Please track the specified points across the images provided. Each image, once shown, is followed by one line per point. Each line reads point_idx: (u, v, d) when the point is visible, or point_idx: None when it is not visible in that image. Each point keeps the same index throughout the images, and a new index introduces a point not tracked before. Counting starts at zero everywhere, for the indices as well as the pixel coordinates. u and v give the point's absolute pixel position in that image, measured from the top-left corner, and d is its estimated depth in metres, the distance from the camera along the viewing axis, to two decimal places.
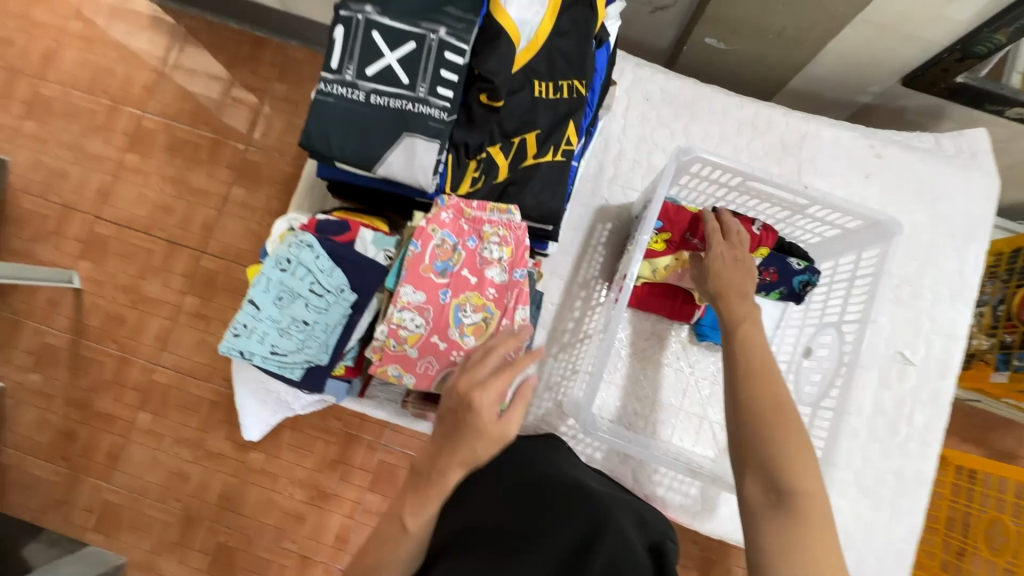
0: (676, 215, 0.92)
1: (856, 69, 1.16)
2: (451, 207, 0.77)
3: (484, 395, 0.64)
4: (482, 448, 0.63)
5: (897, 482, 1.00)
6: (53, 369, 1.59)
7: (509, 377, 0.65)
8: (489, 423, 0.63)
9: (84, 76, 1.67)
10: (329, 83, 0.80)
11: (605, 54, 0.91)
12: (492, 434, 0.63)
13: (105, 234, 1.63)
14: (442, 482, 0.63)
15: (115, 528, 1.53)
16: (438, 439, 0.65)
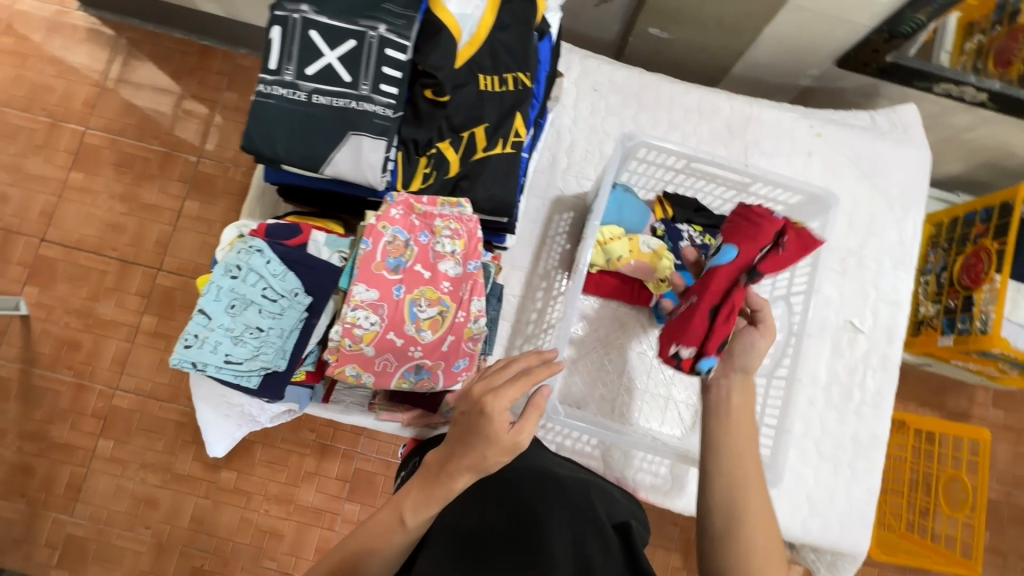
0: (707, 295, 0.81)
1: (794, 53, 1.21)
2: (400, 203, 0.77)
3: (498, 401, 0.63)
4: (494, 455, 0.63)
5: (854, 446, 1.04)
6: (3, 401, 1.51)
7: (524, 390, 0.65)
8: (502, 432, 0.62)
9: (19, 94, 1.60)
10: (268, 84, 0.78)
11: (547, 46, 0.92)
12: (504, 442, 0.62)
13: (51, 257, 1.56)
14: (449, 484, 0.64)
15: (81, 563, 1.46)
16: (454, 438, 0.66)
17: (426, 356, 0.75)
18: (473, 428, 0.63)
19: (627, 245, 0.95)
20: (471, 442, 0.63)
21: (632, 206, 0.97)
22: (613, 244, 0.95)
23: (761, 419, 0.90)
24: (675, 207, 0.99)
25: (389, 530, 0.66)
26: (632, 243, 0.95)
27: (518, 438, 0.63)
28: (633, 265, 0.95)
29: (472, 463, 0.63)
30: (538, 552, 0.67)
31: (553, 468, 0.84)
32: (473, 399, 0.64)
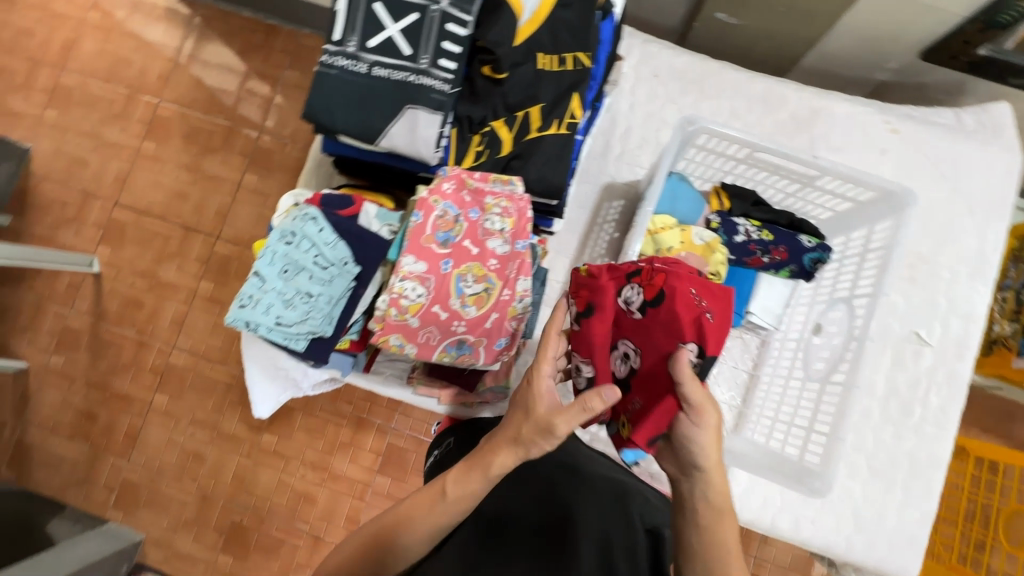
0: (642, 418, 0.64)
1: (874, 44, 1.12)
2: (453, 178, 0.77)
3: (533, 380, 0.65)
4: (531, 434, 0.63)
5: (910, 464, 0.98)
6: (74, 351, 1.63)
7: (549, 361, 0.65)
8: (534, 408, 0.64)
9: (102, 65, 1.70)
10: (332, 55, 0.79)
11: (610, 26, 0.90)
12: (536, 418, 0.62)
13: (122, 220, 1.66)
14: (489, 460, 0.65)
15: (134, 506, 1.57)
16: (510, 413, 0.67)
17: (470, 332, 0.76)
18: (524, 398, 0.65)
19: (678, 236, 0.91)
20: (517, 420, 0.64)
21: (686, 196, 0.94)
22: (664, 233, 0.91)
23: (813, 424, 0.86)
24: (733, 200, 0.95)
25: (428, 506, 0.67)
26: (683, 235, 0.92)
27: (552, 420, 0.61)
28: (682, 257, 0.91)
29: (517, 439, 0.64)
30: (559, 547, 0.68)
31: (584, 463, 0.80)
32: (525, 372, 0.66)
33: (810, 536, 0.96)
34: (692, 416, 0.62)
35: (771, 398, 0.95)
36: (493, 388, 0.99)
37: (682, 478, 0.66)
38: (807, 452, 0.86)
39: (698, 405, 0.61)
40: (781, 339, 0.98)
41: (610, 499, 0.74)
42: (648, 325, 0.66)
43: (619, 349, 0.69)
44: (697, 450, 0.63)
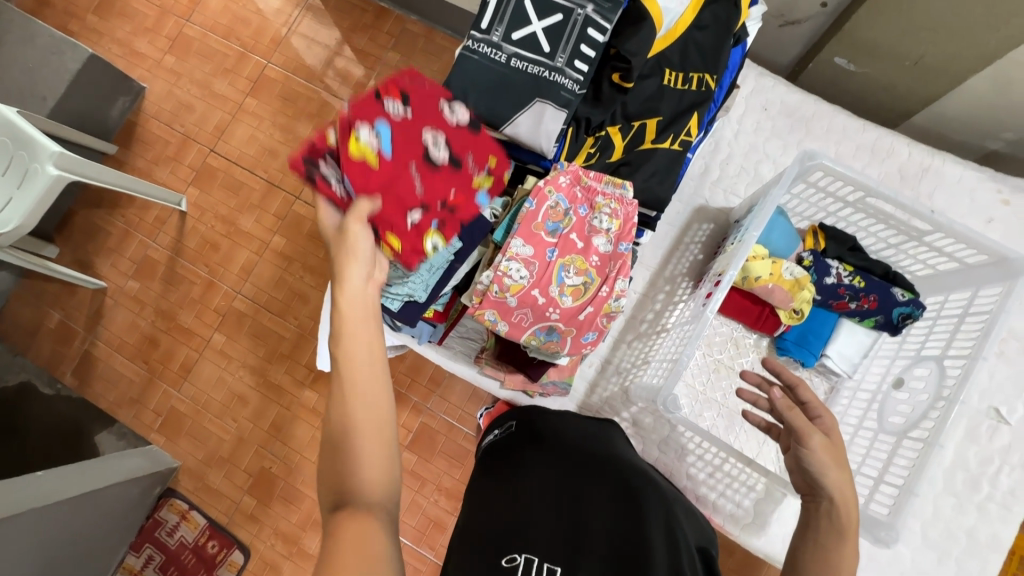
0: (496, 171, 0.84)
1: (990, 111, 1.10)
2: (569, 173, 0.81)
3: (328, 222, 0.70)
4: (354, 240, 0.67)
5: (968, 541, 0.95)
6: (149, 280, 1.75)
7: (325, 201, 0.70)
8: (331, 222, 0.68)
9: (223, 22, 1.83)
10: (476, 42, 0.85)
11: (739, 53, 0.92)
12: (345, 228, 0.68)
13: (215, 166, 1.77)
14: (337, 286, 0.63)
15: (176, 434, 1.66)
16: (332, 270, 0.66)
17: (561, 321, 0.78)
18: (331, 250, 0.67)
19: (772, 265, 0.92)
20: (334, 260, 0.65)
21: (783, 230, 0.94)
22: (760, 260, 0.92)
23: (881, 477, 0.85)
24: (829, 241, 0.95)
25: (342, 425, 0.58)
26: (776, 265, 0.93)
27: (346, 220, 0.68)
28: (770, 288, 0.92)
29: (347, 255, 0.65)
30: (631, 553, 0.67)
31: (647, 470, 0.84)
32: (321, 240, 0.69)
33: None
34: (798, 442, 0.67)
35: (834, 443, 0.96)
36: (556, 381, 1.00)
37: (809, 496, 0.67)
38: (872, 502, 0.84)
39: (805, 422, 0.67)
40: (852, 388, 0.98)
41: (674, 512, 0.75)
42: (422, 103, 0.79)
43: (434, 137, 0.80)
44: (815, 464, 0.65)
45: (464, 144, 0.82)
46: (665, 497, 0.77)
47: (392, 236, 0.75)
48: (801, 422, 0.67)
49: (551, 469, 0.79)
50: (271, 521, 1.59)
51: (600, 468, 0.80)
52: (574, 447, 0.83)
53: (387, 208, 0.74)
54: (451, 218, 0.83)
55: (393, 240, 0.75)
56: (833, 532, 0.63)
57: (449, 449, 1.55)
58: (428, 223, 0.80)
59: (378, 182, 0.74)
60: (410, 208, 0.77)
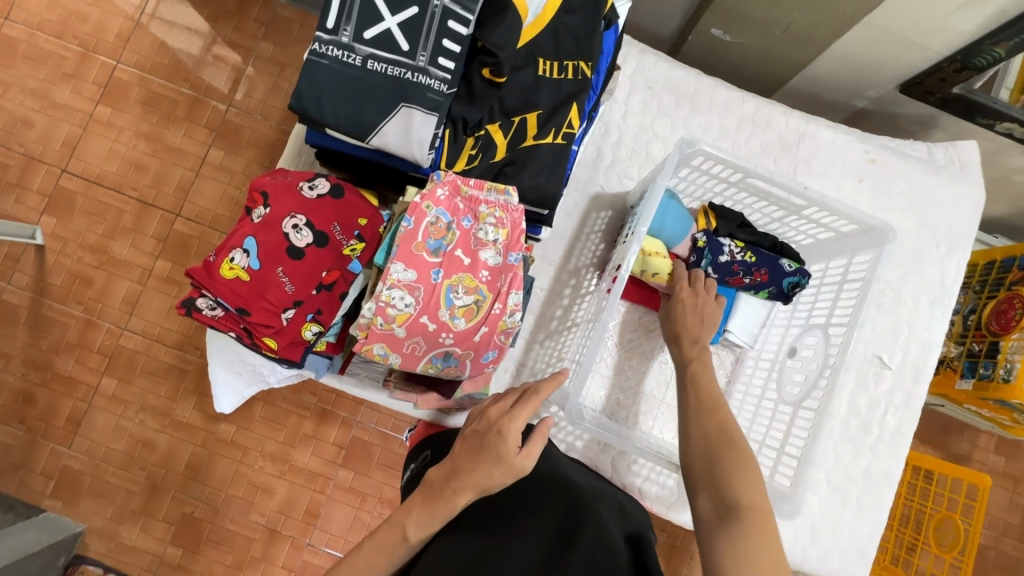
0: (367, 233, 0.82)
1: (857, 72, 1.14)
2: (446, 184, 0.74)
3: (512, 425, 0.67)
4: (499, 473, 0.66)
5: (865, 481, 1.03)
6: (11, 328, 1.50)
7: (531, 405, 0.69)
8: (510, 455, 0.66)
9: (52, 18, 1.55)
10: (324, 44, 0.75)
11: (613, 36, 0.89)
12: (512, 466, 0.66)
13: (71, 188, 1.53)
14: (452, 501, 0.66)
15: (74, 495, 1.46)
16: (456, 457, 0.69)
17: (457, 345, 0.74)
18: (483, 451, 0.67)
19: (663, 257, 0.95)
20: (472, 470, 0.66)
21: (675, 213, 0.94)
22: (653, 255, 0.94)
23: (784, 446, 0.89)
24: (720, 219, 0.96)
25: (392, 546, 0.67)
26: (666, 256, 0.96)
27: (526, 463, 0.67)
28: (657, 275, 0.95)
29: (479, 486, 0.66)
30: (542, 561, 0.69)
31: (570, 472, 0.83)
32: (488, 414, 0.70)
33: None
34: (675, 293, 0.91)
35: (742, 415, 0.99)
36: (472, 394, 0.94)
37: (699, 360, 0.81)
38: (776, 474, 0.89)
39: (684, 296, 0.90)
40: (755, 356, 1.01)
41: (594, 511, 0.75)
42: (278, 200, 0.80)
43: (295, 225, 0.79)
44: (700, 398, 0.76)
45: (328, 219, 0.80)
46: (583, 494, 0.77)
47: (267, 337, 0.79)
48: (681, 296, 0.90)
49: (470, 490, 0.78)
50: (201, 567, 1.46)
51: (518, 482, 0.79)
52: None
53: (256, 315, 0.77)
54: (332, 297, 0.81)
55: (269, 340, 0.79)
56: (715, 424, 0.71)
57: (386, 459, 1.49)
58: (304, 311, 0.79)
59: (244, 294, 0.77)
60: (282, 307, 0.78)
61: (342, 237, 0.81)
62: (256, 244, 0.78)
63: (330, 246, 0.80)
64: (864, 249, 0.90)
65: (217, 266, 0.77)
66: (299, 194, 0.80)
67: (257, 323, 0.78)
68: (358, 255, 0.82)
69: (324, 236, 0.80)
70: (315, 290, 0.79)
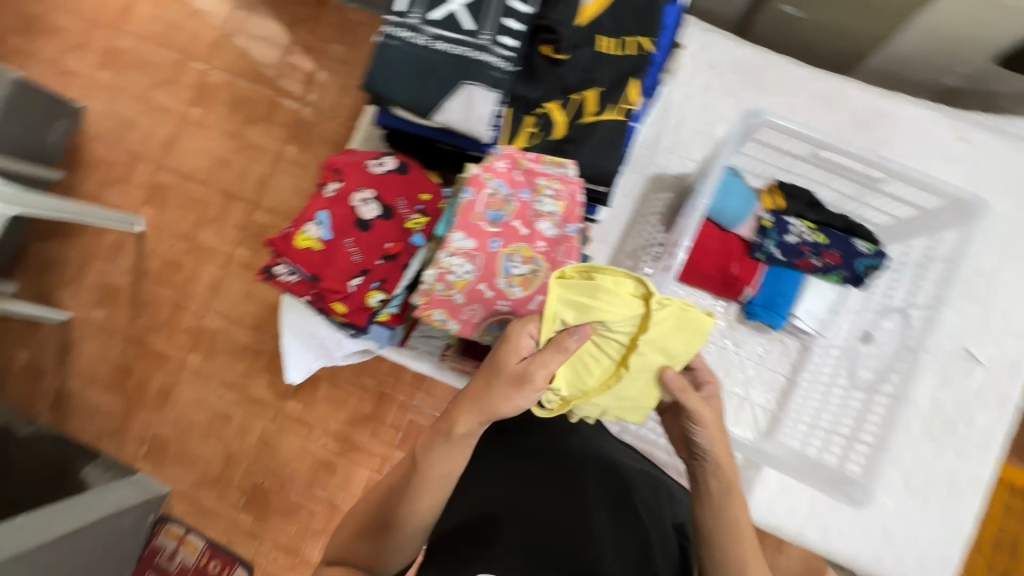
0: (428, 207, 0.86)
1: (946, 47, 1.04)
2: (506, 157, 0.77)
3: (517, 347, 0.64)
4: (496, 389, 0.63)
5: (949, 484, 0.95)
6: (115, 307, 1.68)
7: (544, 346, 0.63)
8: (511, 362, 0.63)
9: (155, 30, 1.73)
10: (394, 26, 0.80)
11: (675, 12, 0.88)
12: (510, 371, 0.63)
13: (167, 182, 1.70)
14: (452, 426, 0.65)
15: (163, 460, 1.61)
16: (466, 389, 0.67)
17: (513, 313, 0.75)
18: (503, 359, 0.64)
19: (661, 327, 0.66)
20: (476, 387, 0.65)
21: (738, 191, 0.91)
22: (686, 326, 0.66)
23: (854, 435, 0.85)
24: (788, 199, 0.92)
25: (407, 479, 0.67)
26: (654, 328, 0.66)
27: (529, 368, 0.62)
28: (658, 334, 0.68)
29: (480, 403, 0.63)
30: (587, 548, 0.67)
31: (616, 455, 0.80)
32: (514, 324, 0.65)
33: (836, 548, 0.95)
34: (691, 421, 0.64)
35: (809, 404, 0.94)
36: None
37: (694, 459, 0.67)
38: (846, 463, 0.85)
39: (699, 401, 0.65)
40: (824, 344, 0.96)
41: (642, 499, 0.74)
42: (348, 176, 0.85)
43: (363, 199, 0.84)
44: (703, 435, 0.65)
45: (394, 193, 0.85)
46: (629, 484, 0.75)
47: (336, 302, 0.84)
48: (695, 403, 0.64)
49: (513, 476, 0.75)
50: (268, 535, 1.55)
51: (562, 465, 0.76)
52: (533, 451, 0.78)
53: (327, 283, 0.83)
54: (395, 267, 0.86)
55: (337, 306, 0.84)
56: (729, 530, 0.62)
57: None
58: (369, 280, 0.84)
59: (317, 262, 0.83)
60: (350, 275, 0.83)
61: (406, 211, 0.85)
62: (327, 216, 0.84)
63: (394, 219, 0.84)
64: (951, 226, 0.84)
65: (292, 236, 0.83)
66: (367, 170, 0.85)
67: (326, 290, 0.83)
68: (419, 228, 0.86)
69: (388, 209, 0.84)
70: (379, 260, 0.84)
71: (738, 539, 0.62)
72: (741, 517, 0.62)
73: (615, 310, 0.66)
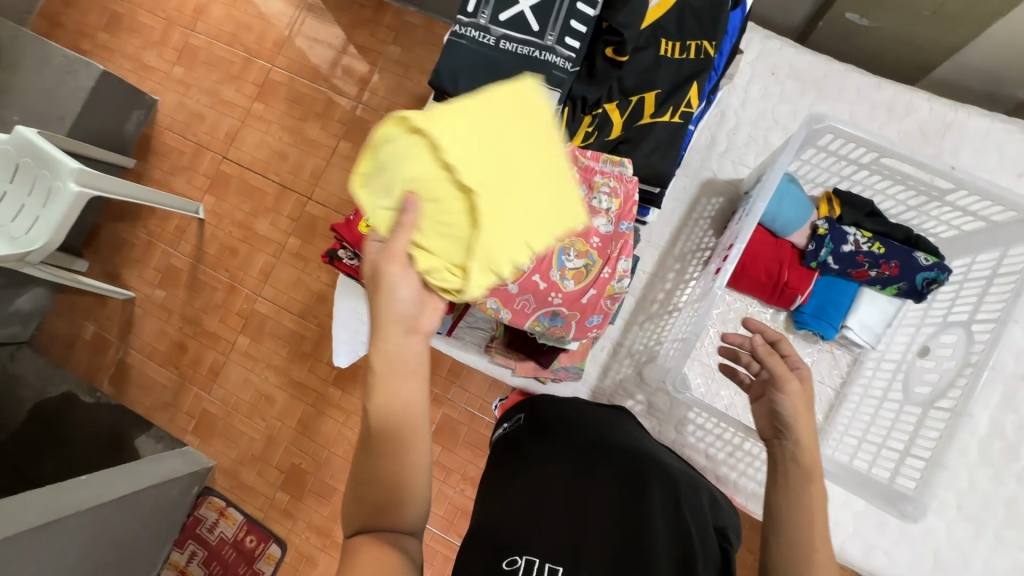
0: None
1: (1020, 58, 1.01)
2: (565, 154, 0.79)
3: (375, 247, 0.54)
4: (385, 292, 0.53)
5: (1008, 512, 0.90)
6: (174, 288, 1.78)
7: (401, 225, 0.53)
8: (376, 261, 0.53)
9: (226, 29, 1.84)
10: (463, 26, 0.83)
11: (739, 17, 0.88)
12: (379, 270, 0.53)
13: (228, 173, 1.80)
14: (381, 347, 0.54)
15: (209, 434, 1.70)
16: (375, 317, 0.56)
17: (565, 305, 0.78)
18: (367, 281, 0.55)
19: (481, 129, 0.51)
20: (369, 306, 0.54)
21: (794, 198, 0.90)
22: (498, 109, 0.52)
23: (907, 449, 0.83)
24: (846, 207, 0.91)
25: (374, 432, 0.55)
26: (469, 138, 0.50)
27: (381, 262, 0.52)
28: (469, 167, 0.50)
29: (388, 319, 0.54)
30: (636, 535, 0.67)
31: (659, 454, 0.82)
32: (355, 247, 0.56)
33: (882, 569, 0.92)
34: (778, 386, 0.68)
35: (858, 418, 0.92)
36: (568, 367, 0.99)
37: (775, 439, 0.68)
38: (898, 477, 0.83)
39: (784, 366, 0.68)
40: (876, 359, 0.95)
41: (689, 495, 0.75)
42: None
43: None
44: (789, 408, 0.67)
45: None
46: (675, 480, 0.76)
47: None
48: (781, 369, 0.68)
49: (555, 464, 0.78)
50: (303, 514, 1.61)
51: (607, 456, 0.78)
52: (578, 446, 0.80)
53: None
54: None
55: None
56: (800, 513, 0.61)
57: (472, 439, 1.53)
58: None
59: None
60: None
61: None
62: None
63: None
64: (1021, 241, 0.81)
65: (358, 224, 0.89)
66: None
67: None
68: None
69: None
70: None
71: (810, 526, 0.60)
72: (816, 502, 0.61)
73: (412, 161, 0.50)
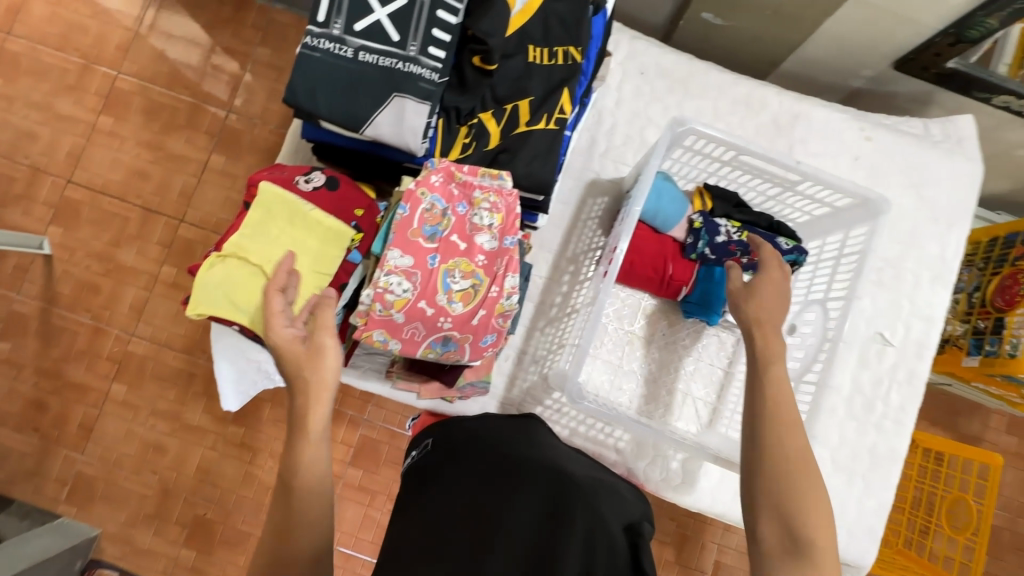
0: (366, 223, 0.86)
1: (849, 52, 1.13)
2: (441, 170, 0.76)
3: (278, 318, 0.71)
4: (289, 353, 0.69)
5: (871, 458, 1.03)
6: (22, 338, 1.51)
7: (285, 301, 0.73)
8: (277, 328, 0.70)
9: (53, 31, 1.58)
10: (316, 37, 0.77)
11: (601, 22, 0.89)
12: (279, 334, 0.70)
13: (77, 199, 1.55)
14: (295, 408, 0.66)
15: (88, 500, 1.47)
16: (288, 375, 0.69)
17: (455, 329, 0.75)
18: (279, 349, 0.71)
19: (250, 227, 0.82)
20: (294, 384, 0.67)
21: (670, 196, 0.94)
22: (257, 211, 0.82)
23: None
24: (715, 200, 0.97)
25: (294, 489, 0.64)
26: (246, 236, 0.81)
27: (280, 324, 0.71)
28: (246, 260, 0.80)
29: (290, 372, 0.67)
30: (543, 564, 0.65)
31: (565, 464, 0.80)
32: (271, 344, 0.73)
33: None
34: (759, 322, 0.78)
35: None
36: (475, 382, 0.95)
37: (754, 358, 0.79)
38: None
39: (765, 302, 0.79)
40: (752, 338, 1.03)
41: (594, 504, 0.73)
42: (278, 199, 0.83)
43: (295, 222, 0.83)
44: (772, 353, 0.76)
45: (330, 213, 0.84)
46: (582, 489, 0.74)
47: None
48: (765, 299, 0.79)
49: (462, 487, 0.75)
50: (216, 568, 1.46)
51: (511, 479, 0.75)
52: (483, 471, 0.76)
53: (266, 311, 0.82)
54: (333, 288, 0.84)
55: None
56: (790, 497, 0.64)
57: (394, 457, 1.45)
58: None
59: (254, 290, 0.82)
60: None
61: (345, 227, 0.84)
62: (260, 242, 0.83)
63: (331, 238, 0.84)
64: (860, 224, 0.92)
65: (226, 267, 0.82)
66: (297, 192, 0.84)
67: None
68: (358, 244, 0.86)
69: None
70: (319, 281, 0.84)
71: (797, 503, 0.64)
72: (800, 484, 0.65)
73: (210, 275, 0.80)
